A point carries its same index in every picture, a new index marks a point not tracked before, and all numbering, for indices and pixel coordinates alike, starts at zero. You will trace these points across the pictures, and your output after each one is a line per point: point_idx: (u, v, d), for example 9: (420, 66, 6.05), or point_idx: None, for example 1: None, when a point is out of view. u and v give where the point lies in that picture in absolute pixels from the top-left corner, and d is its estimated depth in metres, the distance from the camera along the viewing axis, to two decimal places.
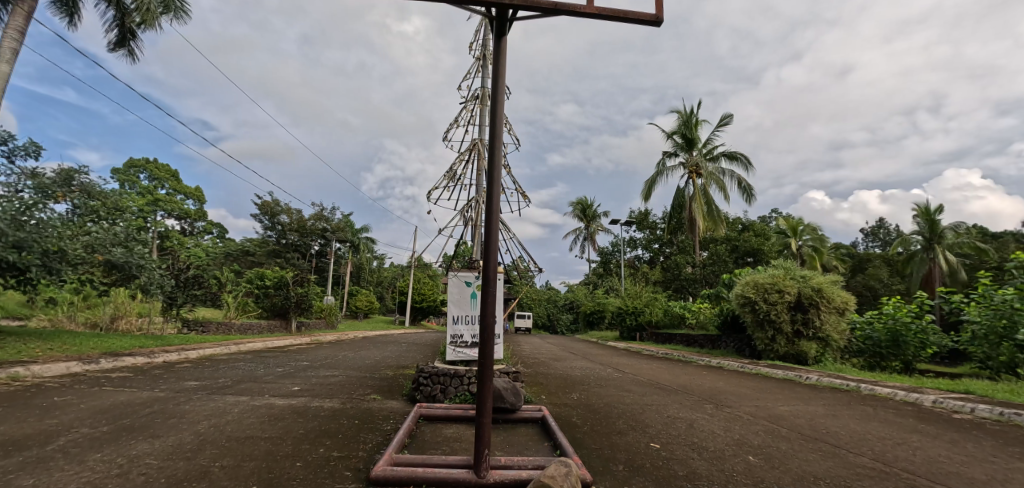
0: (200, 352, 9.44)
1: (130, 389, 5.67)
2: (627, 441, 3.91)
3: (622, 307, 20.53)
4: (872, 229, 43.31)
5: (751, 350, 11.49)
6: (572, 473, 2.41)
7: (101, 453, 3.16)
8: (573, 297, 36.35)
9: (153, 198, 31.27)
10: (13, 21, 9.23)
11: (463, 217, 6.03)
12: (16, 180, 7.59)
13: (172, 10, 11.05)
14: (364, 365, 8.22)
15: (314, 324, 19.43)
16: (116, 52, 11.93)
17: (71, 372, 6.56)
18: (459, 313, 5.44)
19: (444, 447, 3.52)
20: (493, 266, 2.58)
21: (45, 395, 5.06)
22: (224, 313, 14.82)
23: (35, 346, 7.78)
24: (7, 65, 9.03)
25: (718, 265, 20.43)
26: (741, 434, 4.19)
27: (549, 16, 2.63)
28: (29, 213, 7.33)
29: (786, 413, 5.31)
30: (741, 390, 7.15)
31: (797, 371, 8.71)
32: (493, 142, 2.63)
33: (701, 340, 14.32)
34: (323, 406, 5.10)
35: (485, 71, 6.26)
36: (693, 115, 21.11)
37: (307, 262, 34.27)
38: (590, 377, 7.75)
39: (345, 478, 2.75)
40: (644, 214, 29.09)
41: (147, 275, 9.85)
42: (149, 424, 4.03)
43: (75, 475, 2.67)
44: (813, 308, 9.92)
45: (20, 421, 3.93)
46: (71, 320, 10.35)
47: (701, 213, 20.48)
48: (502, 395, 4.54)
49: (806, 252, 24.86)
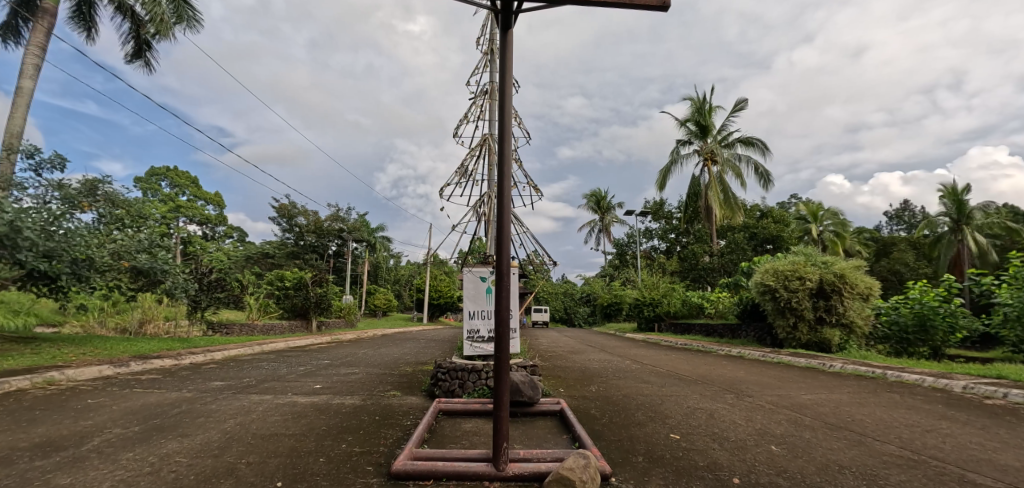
0: (226, 352, 9.75)
1: (159, 390, 5.87)
2: (647, 432, 3.89)
3: (639, 299, 20.27)
4: (895, 212, 42.01)
5: (772, 338, 11.24)
6: (590, 465, 2.40)
7: (133, 452, 3.27)
8: (589, 289, 36.22)
9: (175, 205, 32.12)
10: (34, 37, 9.51)
11: (475, 212, 6.06)
12: (44, 192, 7.88)
13: (185, 19, 11.24)
14: (384, 362, 8.31)
15: (335, 324, 19.81)
16: (132, 64, 12.22)
17: (103, 375, 6.83)
18: (475, 308, 5.49)
19: (464, 442, 3.56)
20: (506, 261, 2.60)
21: (81, 398, 5.30)
22: (247, 314, 15.15)
23: (69, 351, 8.13)
24: (31, 81, 9.37)
25: (736, 254, 20.05)
26: (762, 423, 4.13)
27: (554, 6, 2.60)
28: (57, 223, 7.56)
29: (809, 401, 5.21)
30: (763, 379, 7.03)
31: (820, 359, 8.51)
32: (501, 137, 2.62)
33: (721, 331, 14.08)
34: (345, 403, 5.20)
35: (492, 65, 6.23)
36: (706, 102, 20.81)
37: (326, 262, 34.81)
38: (608, 370, 7.69)
39: (368, 472, 2.80)
40: (658, 204, 28.78)
41: (172, 280, 10.13)
42: (177, 425, 4.13)
43: (109, 473, 2.78)
44: (836, 294, 9.68)
45: (58, 423, 4.11)
46: (102, 325, 10.82)
47: (717, 200, 20.09)
48: (520, 388, 4.55)
49: (827, 237, 24.12)
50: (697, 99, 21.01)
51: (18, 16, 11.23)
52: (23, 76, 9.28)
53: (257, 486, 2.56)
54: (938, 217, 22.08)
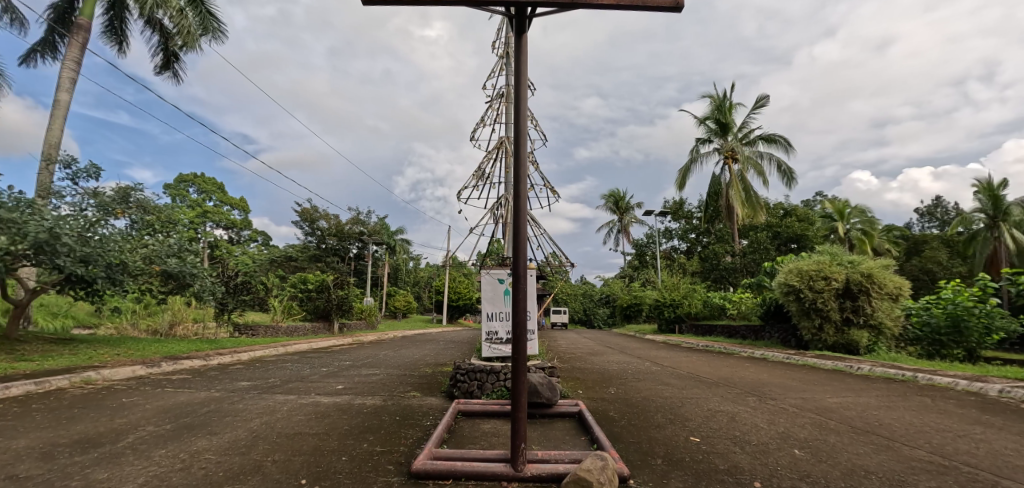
0: (252, 353, 10.01)
1: (188, 390, 6.07)
2: (666, 434, 3.86)
3: (660, 300, 19.99)
4: (926, 209, 40.35)
5: (797, 340, 10.98)
6: (607, 467, 2.40)
7: (165, 448, 3.41)
8: (609, 291, 35.96)
9: (202, 210, 33.14)
10: (70, 52, 9.98)
11: (493, 215, 6.12)
12: (81, 199, 8.27)
13: (210, 31, 11.62)
14: (404, 363, 8.42)
15: (357, 325, 20.14)
16: (161, 75, 12.68)
17: (136, 375, 7.12)
18: (493, 310, 5.52)
19: (483, 442, 3.59)
20: (522, 263, 2.65)
21: (116, 396, 5.53)
22: (272, 316, 15.54)
23: (105, 352, 8.47)
24: (67, 94, 9.84)
25: (759, 253, 19.56)
26: (785, 427, 4.04)
27: (567, 10, 2.64)
28: (93, 229, 7.94)
29: (835, 405, 5.07)
30: (787, 382, 6.86)
31: (847, 361, 8.28)
32: (517, 137, 2.65)
33: (743, 332, 13.80)
34: (366, 403, 5.30)
35: (508, 69, 6.29)
36: (727, 99, 20.42)
37: (347, 265, 35.41)
38: (627, 371, 7.64)
39: (388, 471, 2.85)
40: (678, 204, 28.42)
41: (200, 283, 10.35)
42: (206, 423, 4.28)
43: (144, 469, 2.91)
44: (863, 295, 9.40)
45: (96, 421, 4.31)
46: (134, 327, 11.29)
47: (740, 199, 19.57)
48: (538, 390, 4.56)
49: (855, 236, 23.39)
50: (717, 97, 20.68)
51: (56, 31, 11.81)
52: (60, 89, 9.76)
53: (282, 482, 2.64)
54: (973, 213, 21.19)
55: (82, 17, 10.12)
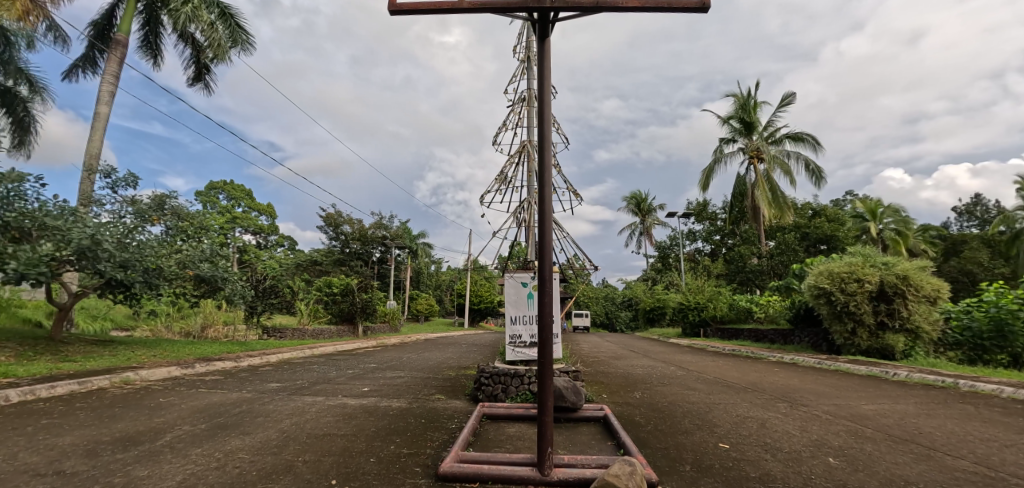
0: (280, 356, 10.26)
1: (221, 391, 6.27)
2: (694, 441, 3.78)
3: (683, 303, 19.66)
4: (965, 207, 38.51)
5: (829, 345, 10.63)
6: (636, 472, 2.37)
7: (201, 447, 3.53)
8: (631, 293, 35.50)
9: (231, 216, 34.22)
10: (109, 67, 10.47)
11: (515, 218, 6.14)
12: (120, 207, 8.65)
13: (239, 43, 12.01)
14: (427, 366, 8.49)
15: (380, 329, 20.40)
16: (193, 87, 13.17)
17: (171, 375, 7.38)
18: (516, 313, 5.52)
19: (508, 446, 3.59)
20: (548, 267, 2.63)
21: (153, 396, 5.74)
22: (299, 319, 15.90)
23: (142, 353, 8.81)
24: (107, 107, 10.32)
25: (787, 255, 19.03)
26: (818, 434, 3.91)
27: (591, 14, 2.65)
28: (131, 235, 8.29)
29: (870, 412, 4.88)
30: (819, 388, 6.64)
31: (883, 367, 7.96)
32: (542, 142, 2.65)
33: (772, 336, 13.42)
34: (392, 405, 5.37)
35: (530, 73, 6.31)
36: (751, 98, 20.00)
37: (370, 268, 35.97)
38: (652, 376, 7.52)
39: (416, 474, 2.88)
40: (702, 205, 27.93)
41: (231, 287, 10.63)
42: (239, 423, 4.41)
43: (182, 467, 3.02)
44: (899, 298, 9.03)
45: (136, 419, 4.49)
46: (168, 329, 11.72)
47: (766, 199, 19.06)
48: (563, 394, 4.54)
49: (888, 236, 22.52)
50: (741, 95, 20.25)
51: (96, 47, 12.41)
52: (100, 102, 10.24)
53: (314, 482, 2.70)
54: (1016, 211, 20.14)
55: (120, 33, 10.61)
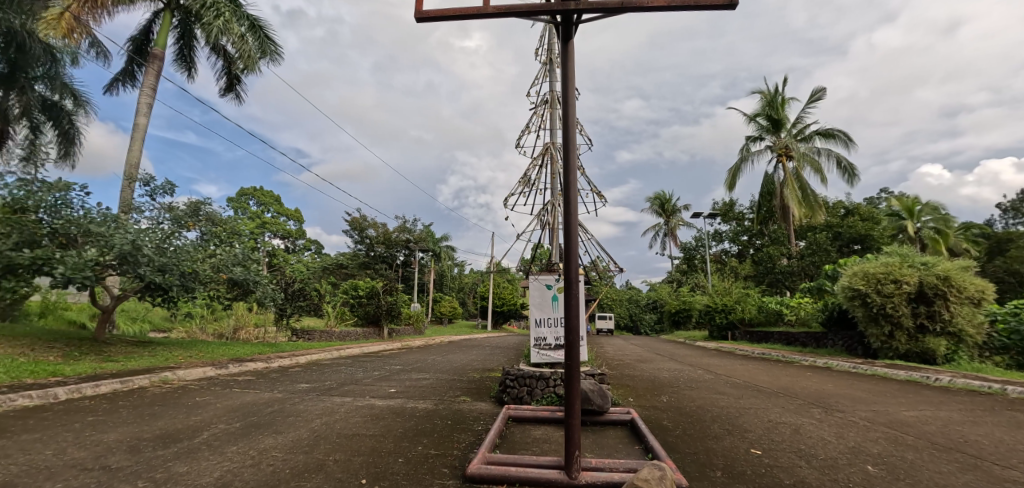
0: (308, 357, 10.51)
1: (253, 390, 6.47)
2: (724, 446, 3.70)
3: (710, 305, 19.28)
4: (1013, 204, 36.41)
5: (865, 348, 10.23)
6: (666, 477, 2.33)
7: (236, 445, 3.65)
8: (656, 296, 34.92)
9: (261, 221, 35.28)
10: (147, 80, 10.98)
11: (539, 220, 6.14)
12: (159, 214, 9.05)
13: (268, 53, 12.41)
14: (452, 368, 8.57)
15: (405, 331, 20.66)
16: (225, 97, 13.67)
17: (206, 375, 7.65)
18: (541, 316, 5.52)
19: (535, 448, 3.59)
20: (574, 269, 2.63)
21: (190, 396, 5.96)
22: (326, 321, 16.27)
23: (179, 354, 9.17)
24: (145, 118, 10.82)
25: (818, 255, 18.43)
26: (855, 441, 3.77)
27: (615, 15, 2.64)
28: (169, 241, 8.66)
29: (911, 419, 4.67)
30: (855, 393, 6.40)
31: (923, 372, 7.62)
32: (567, 145, 2.65)
33: (804, 339, 13.00)
34: (418, 407, 5.44)
35: (552, 75, 6.32)
36: (778, 94, 19.47)
37: (394, 271, 36.50)
38: (679, 379, 7.39)
39: (443, 474, 2.91)
40: (728, 205, 27.33)
41: (262, 290, 10.98)
42: (271, 422, 4.55)
43: (219, 464, 3.13)
44: (940, 299, 8.63)
45: (174, 417, 4.67)
46: (203, 330, 12.17)
47: (796, 198, 18.46)
48: (589, 397, 4.51)
49: (927, 235, 21.53)
50: (768, 92, 19.74)
51: (134, 61, 13.04)
52: (139, 114, 10.75)
53: (345, 481, 2.77)
54: None
55: (157, 48, 11.11)
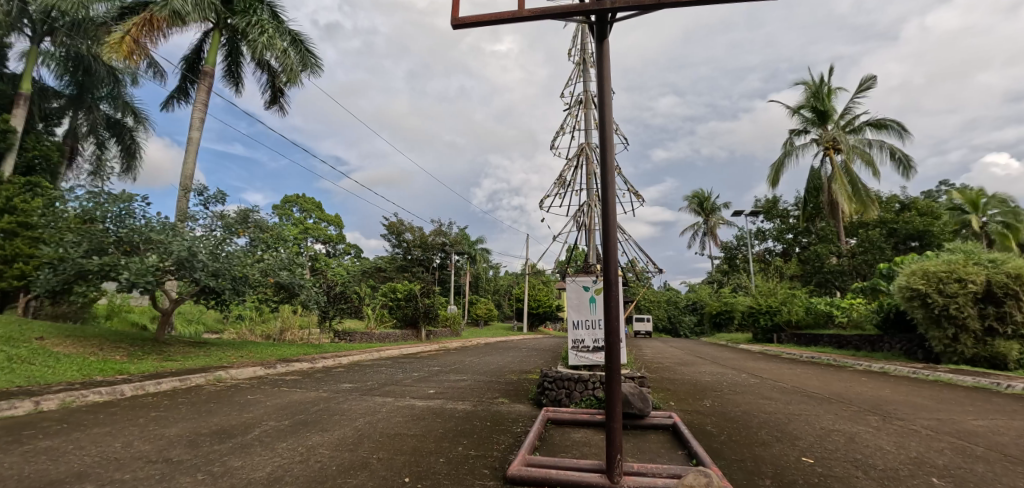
0: (350, 358, 10.86)
1: (300, 390, 6.76)
2: (773, 454, 3.56)
3: (753, 306, 18.62)
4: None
5: (925, 352, 9.57)
6: (713, 484, 2.27)
7: (286, 442, 3.84)
8: (696, 297, 33.90)
9: (304, 227, 36.79)
10: (199, 96, 11.70)
11: (575, 221, 6.12)
12: (212, 222, 9.62)
13: (309, 66, 12.95)
14: (489, 370, 8.65)
15: (442, 333, 20.98)
16: (270, 109, 14.38)
17: (256, 375, 8.07)
18: (578, 318, 5.50)
19: (575, 451, 3.58)
20: (614, 271, 2.61)
21: (242, 393, 6.31)
22: (367, 323, 16.77)
23: (232, 354, 9.72)
24: (197, 131, 11.53)
25: (872, 253, 17.46)
26: (918, 451, 3.54)
27: (651, 11, 2.61)
28: (221, 247, 9.18)
29: (981, 428, 4.33)
30: (916, 400, 6.00)
31: (994, 378, 7.05)
32: (604, 146, 2.64)
33: (856, 342, 12.31)
34: (457, 408, 5.53)
35: (585, 75, 6.28)
36: (824, 85, 18.55)
37: (430, 274, 37.18)
38: (722, 383, 7.16)
39: (484, 475, 2.95)
40: (771, 202, 26.26)
41: (306, 293, 11.44)
42: (318, 420, 4.75)
43: (271, 459, 3.31)
44: (1011, 300, 7.96)
45: (229, 414, 4.96)
46: (252, 332, 12.84)
47: (845, 193, 17.45)
48: (629, 400, 4.45)
49: (994, 230, 19.89)
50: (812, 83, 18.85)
51: (188, 79, 13.91)
52: (192, 128, 11.47)
53: (389, 478, 2.86)
54: None
55: (208, 66, 11.83)
